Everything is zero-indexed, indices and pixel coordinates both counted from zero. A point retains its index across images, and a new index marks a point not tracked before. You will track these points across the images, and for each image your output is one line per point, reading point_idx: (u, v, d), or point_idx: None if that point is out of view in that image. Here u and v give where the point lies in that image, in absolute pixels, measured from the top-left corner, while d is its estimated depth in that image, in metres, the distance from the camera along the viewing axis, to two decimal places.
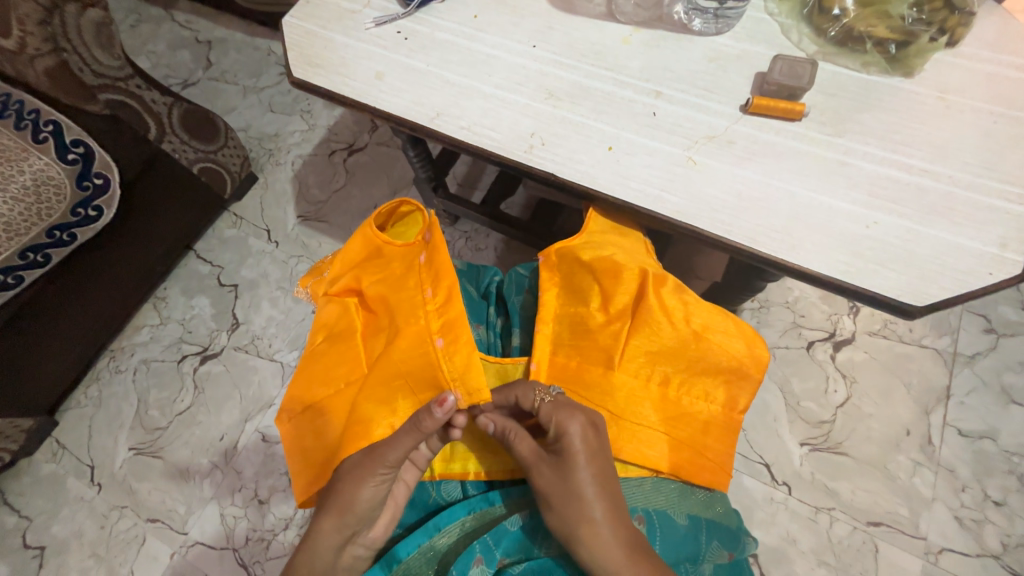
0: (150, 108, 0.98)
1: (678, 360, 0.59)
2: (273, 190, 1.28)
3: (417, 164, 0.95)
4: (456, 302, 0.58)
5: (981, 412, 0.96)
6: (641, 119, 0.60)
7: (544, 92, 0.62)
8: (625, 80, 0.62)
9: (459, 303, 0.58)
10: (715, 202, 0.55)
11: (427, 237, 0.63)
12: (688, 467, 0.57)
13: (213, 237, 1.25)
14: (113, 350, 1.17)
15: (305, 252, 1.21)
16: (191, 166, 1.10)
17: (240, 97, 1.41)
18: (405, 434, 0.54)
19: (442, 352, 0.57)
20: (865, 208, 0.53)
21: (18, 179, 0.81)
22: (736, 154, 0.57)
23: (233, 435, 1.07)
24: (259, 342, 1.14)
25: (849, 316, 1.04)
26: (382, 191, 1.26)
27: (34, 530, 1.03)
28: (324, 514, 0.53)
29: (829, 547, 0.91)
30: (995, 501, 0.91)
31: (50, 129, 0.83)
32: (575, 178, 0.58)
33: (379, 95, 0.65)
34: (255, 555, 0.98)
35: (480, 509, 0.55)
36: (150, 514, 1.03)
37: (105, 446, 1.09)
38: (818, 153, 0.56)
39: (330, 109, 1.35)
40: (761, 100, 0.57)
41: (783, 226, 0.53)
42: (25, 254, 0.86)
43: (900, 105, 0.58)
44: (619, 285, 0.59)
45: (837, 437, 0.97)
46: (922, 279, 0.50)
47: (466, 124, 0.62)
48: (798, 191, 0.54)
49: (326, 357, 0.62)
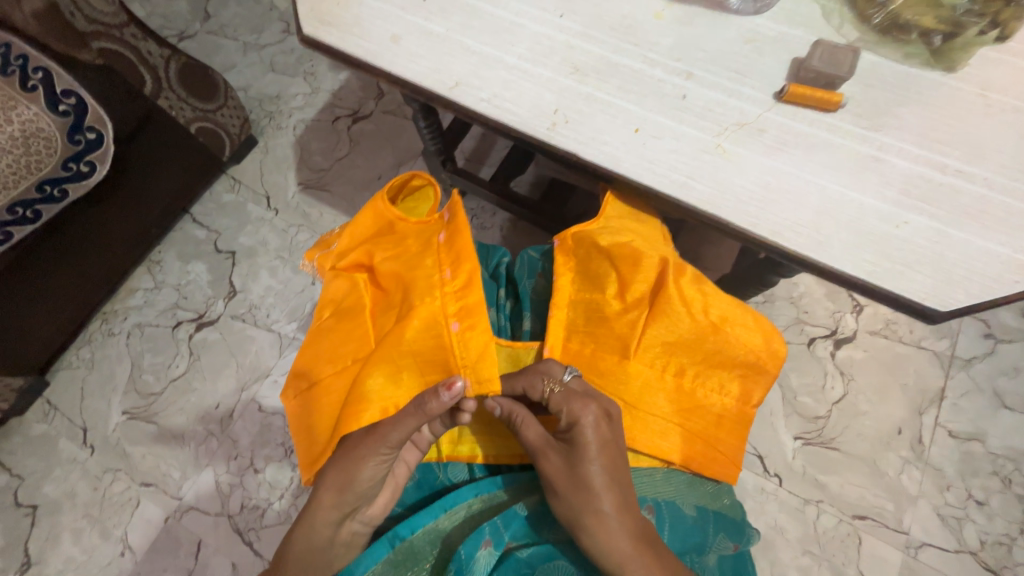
0: (146, 60, 0.92)
1: (696, 353, 0.58)
2: (273, 155, 1.24)
3: (427, 136, 0.91)
4: (476, 288, 0.56)
5: (973, 414, 0.98)
6: (670, 101, 0.57)
7: (570, 67, 0.59)
8: (655, 58, 0.59)
9: (479, 288, 0.56)
10: (743, 193, 0.53)
11: (446, 217, 0.61)
12: (699, 460, 0.58)
13: (210, 200, 1.21)
14: (105, 312, 1.14)
15: (305, 221, 1.18)
16: (189, 125, 1.05)
17: (240, 54, 1.35)
18: (409, 416, 0.52)
19: (456, 336, 0.55)
20: (896, 207, 0.52)
21: (6, 129, 0.77)
22: (767, 143, 0.55)
23: (229, 403, 1.06)
24: (257, 311, 1.12)
25: (853, 314, 1.04)
26: (386, 162, 1.22)
27: (26, 488, 1.03)
28: (324, 489, 0.53)
29: (814, 538, 0.93)
30: (978, 500, 0.93)
31: (40, 76, 0.77)
32: (599, 159, 0.55)
33: (395, 60, 0.61)
34: (249, 522, 0.98)
35: (487, 493, 0.55)
36: (144, 478, 1.03)
37: (99, 409, 1.07)
38: (851, 147, 0.54)
39: (335, 73, 1.30)
40: (798, 88, 0.55)
41: (811, 221, 0.52)
42: (14, 210, 0.83)
43: (938, 102, 0.56)
44: (637, 273, 0.58)
45: (830, 433, 0.98)
46: (948, 283, 0.49)
47: (486, 96, 0.59)
48: (828, 185, 0.53)
49: (334, 333, 0.61)
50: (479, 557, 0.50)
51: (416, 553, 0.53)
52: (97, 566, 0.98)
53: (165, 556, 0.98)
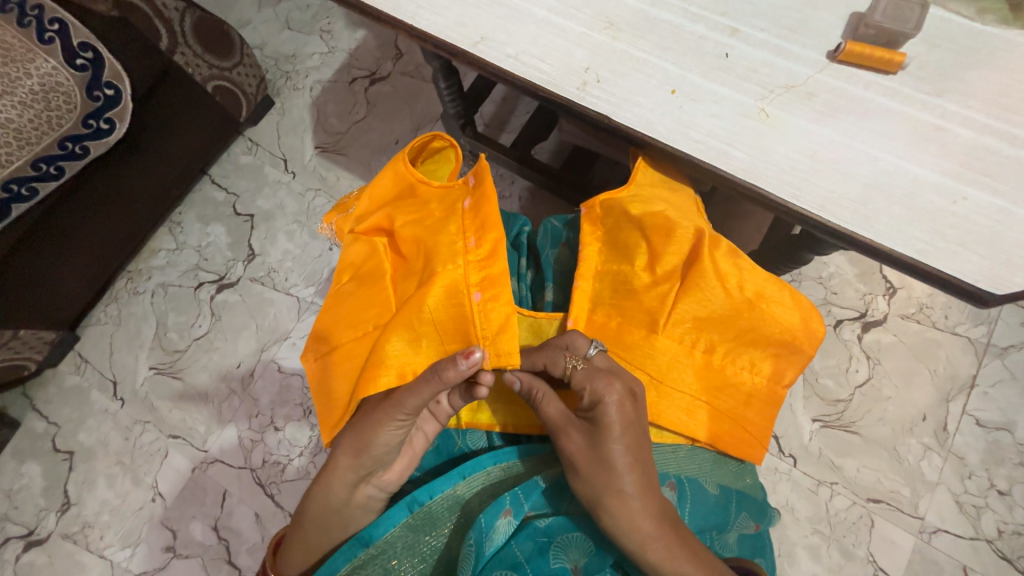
0: (161, 13, 0.89)
1: (727, 329, 0.57)
2: (290, 116, 1.22)
3: (447, 98, 0.88)
4: (500, 258, 0.55)
5: (1003, 404, 0.94)
6: (711, 60, 0.53)
7: (603, 21, 0.55)
8: (697, 12, 0.54)
9: (503, 259, 0.55)
10: (786, 162, 0.49)
11: (471, 182, 0.59)
12: (726, 439, 0.57)
13: (228, 162, 1.21)
14: (130, 271, 1.17)
15: (322, 185, 1.16)
16: (205, 84, 1.03)
17: (255, 9, 1.30)
18: (426, 383, 0.51)
19: (478, 306, 0.55)
20: (954, 181, 0.48)
21: (25, 83, 0.77)
22: (816, 108, 0.50)
23: (250, 363, 1.09)
24: (275, 275, 1.13)
25: (885, 297, 1.00)
26: (404, 125, 1.18)
27: (63, 436, 1.08)
28: (341, 451, 0.54)
29: (825, 518, 0.92)
30: (1000, 490, 0.91)
31: (56, 28, 0.77)
32: (631, 123, 0.52)
33: (417, 12, 0.58)
34: (271, 476, 1.02)
35: (506, 462, 0.55)
36: (172, 431, 1.07)
37: (127, 364, 1.11)
38: (909, 114, 0.50)
39: (352, 30, 1.25)
40: (855, 46, 0.50)
41: (859, 195, 0.48)
42: (37, 165, 0.83)
43: (1012, 64, 0.51)
44: (669, 244, 0.56)
45: (850, 416, 0.96)
46: (1006, 264, 0.46)
47: (513, 52, 0.55)
48: (880, 155, 0.49)
49: (353, 298, 0.61)
50: (498, 526, 0.50)
51: (434, 519, 0.53)
52: (131, 509, 1.04)
53: (192, 504, 1.03)
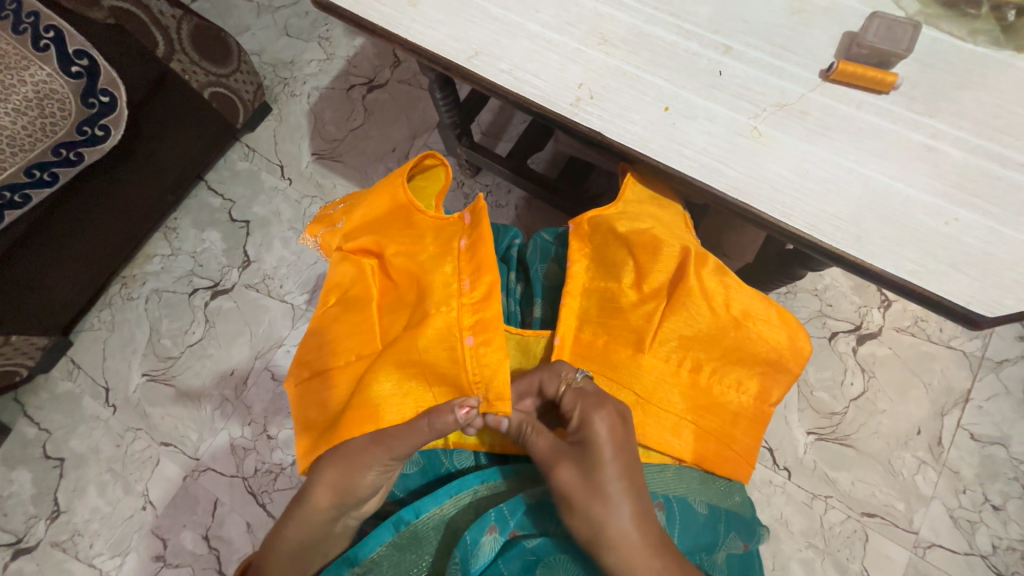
0: (158, 20, 0.90)
1: (713, 347, 0.56)
2: (287, 123, 1.21)
3: (443, 108, 0.88)
4: (493, 302, 0.56)
5: (997, 418, 0.94)
6: (704, 77, 0.53)
7: (597, 37, 0.55)
8: (690, 29, 0.54)
9: (497, 303, 0.56)
10: (778, 180, 0.50)
11: (467, 220, 0.60)
12: (712, 459, 0.57)
13: (224, 169, 1.20)
14: (124, 277, 1.16)
15: (319, 193, 1.16)
16: (202, 90, 1.03)
17: (254, 16, 1.30)
18: (419, 432, 0.51)
19: (469, 350, 0.55)
20: (946, 202, 0.48)
21: (19, 90, 0.77)
22: (808, 126, 0.51)
23: (244, 370, 1.08)
24: (270, 281, 1.13)
25: (879, 309, 1.00)
26: (401, 133, 1.18)
27: (54, 442, 1.08)
28: (322, 487, 0.52)
29: (819, 531, 0.92)
30: (994, 505, 0.91)
31: (51, 35, 0.77)
32: (623, 138, 0.52)
33: (412, 25, 0.58)
34: (263, 485, 1.02)
35: (493, 481, 0.55)
36: (164, 438, 1.06)
37: (119, 370, 1.11)
38: (901, 133, 0.50)
39: (350, 38, 1.25)
40: (848, 65, 0.50)
41: (851, 215, 0.48)
42: (31, 172, 0.83)
43: (1005, 86, 0.51)
44: (655, 262, 0.57)
45: (845, 429, 0.96)
46: (997, 287, 0.46)
47: (507, 67, 0.55)
48: (873, 175, 0.49)
49: (340, 323, 0.61)
50: (484, 543, 0.50)
51: (420, 537, 0.53)
52: (121, 517, 1.03)
53: (183, 512, 1.02)
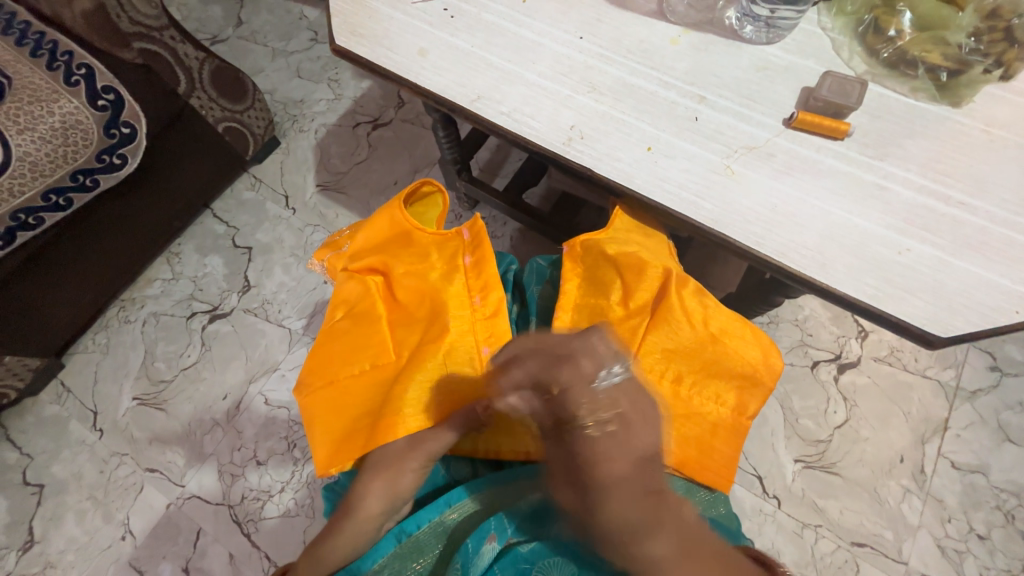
0: (182, 61, 0.99)
1: (693, 361, 0.60)
2: (294, 156, 1.28)
3: (445, 145, 0.94)
4: (502, 314, 0.63)
5: (975, 447, 0.97)
6: (683, 122, 0.59)
7: (587, 86, 0.62)
8: (669, 81, 0.61)
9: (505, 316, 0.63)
10: (750, 214, 0.55)
11: (466, 236, 0.66)
12: (693, 466, 0.59)
13: (231, 197, 1.25)
14: (123, 300, 1.18)
15: (321, 222, 1.21)
16: (216, 125, 1.09)
17: (268, 59, 1.40)
18: (449, 431, 0.57)
19: (485, 358, 0.62)
20: (899, 235, 0.53)
21: (47, 120, 0.81)
22: (776, 167, 0.57)
23: (237, 395, 1.08)
24: (269, 306, 1.15)
25: (857, 340, 1.04)
26: (403, 168, 1.25)
27: (35, 468, 1.05)
28: (371, 498, 0.55)
29: (811, 562, 0.92)
30: (980, 535, 0.92)
31: (82, 72, 0.83)
32: (610, 174, 0.58)
33: (421, 72, 0.64)
34: (250, 513, 1.00)
35: (489, 489, 0.60)
36: (149, 464, 1.05)
37: (110, 393, 1.10)
38: (857, 174, 0.56)
39: (358, 80, 1.34)
40: (806, 116, 0.57)
41: (816, 244, 0.54)
42: (47, 197, 0.86)
43: (944, 135, 0.58)
44: (641, 282, 0.61)
45: (831, 457, 0.98)
46: (950, 311, 0.51)
47: (506, 110, 0.62)
48: (834, 210, 0.55)
49: (350, 337, 0.64)
50: (484, 550, 0.56)
51: (420, 546, 0.58)
52: (98, 547, 0.99)
53: (164, 542, 0.99)
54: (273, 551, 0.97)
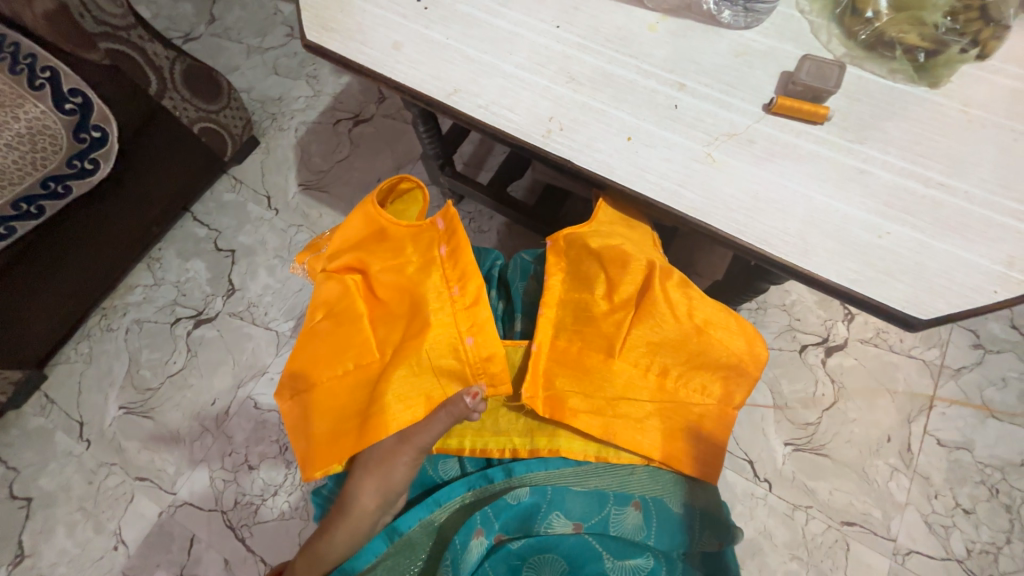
0: (152, 62, 0.95)
1: (679, 352, 0.60)
2: (274, 156, 1.25)
3: (426, 140, 0.93)
4: (484, 303, 0.62)
5: (960, 423, 0.99)
6: (663, 110, 0.59)
7: (566, 76, 0.61)
8: (648, 69, 0.61)
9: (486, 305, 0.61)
10: (732, 201, 0.55)
11: (441, 226, 0.63)
12: (678, 458, 0.61)
13: (211, 200, 1.23)
14: (105, 308, 1.15)
15: (305, 222, 1.19)
16: (192, 126, 1.06)
17: (243, 56, 1.36)
18: (437, 423, 0.59)
19: (471, 349, 0.61)
20: (879, 218, 0.53)
21: (12, 126, 0.79)
22: (756, 153, 0.56)
23: (225, 401, 1.07)
24: (255, 309, 1.13)
25: (844, 322, 1.05)
26: (385, 164, 1.23)
27: (22, 481, 1.04)
28: (366, 494, 0.58)
29: (802, 543, 0.94)
30: (965, 509, 0.94)
31: (47, 75, 0.80)
32: (590, 165, 0.57)
33: (396, 66, 0.63)
34: (243, 518, 0.99)
35: (479, 486, 0.60)
36: (139, 472, 1.03)
37: (95, 403, 1.08)
38: (836, 158, 0.56)
39: (336, 76, 1.31)
40: (786, 101, 0.56)
41: (797, 230, 0.53)
42: (18, 205, 0.85)
43: (923, 117, 0.57)
44: (625, 274, 0.60)
45: (820, 439, 0.99)
46: (929, 293, 0.51)
47: (484, 103, 0.61)
48: (815, 195, 0.54)
49: (331, 339, 0.63)
50: (471, 546, 0.56)
51: (412, 544, 0.58)
52: (91, 558, 0.99)
53: (158, 551, 0.98)
54: (268, 555, 0.97)
